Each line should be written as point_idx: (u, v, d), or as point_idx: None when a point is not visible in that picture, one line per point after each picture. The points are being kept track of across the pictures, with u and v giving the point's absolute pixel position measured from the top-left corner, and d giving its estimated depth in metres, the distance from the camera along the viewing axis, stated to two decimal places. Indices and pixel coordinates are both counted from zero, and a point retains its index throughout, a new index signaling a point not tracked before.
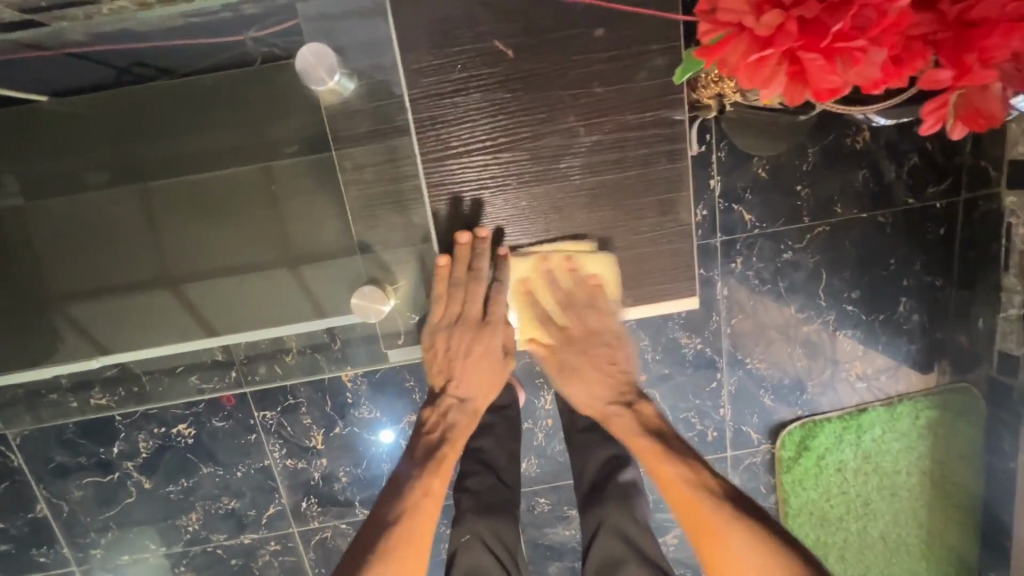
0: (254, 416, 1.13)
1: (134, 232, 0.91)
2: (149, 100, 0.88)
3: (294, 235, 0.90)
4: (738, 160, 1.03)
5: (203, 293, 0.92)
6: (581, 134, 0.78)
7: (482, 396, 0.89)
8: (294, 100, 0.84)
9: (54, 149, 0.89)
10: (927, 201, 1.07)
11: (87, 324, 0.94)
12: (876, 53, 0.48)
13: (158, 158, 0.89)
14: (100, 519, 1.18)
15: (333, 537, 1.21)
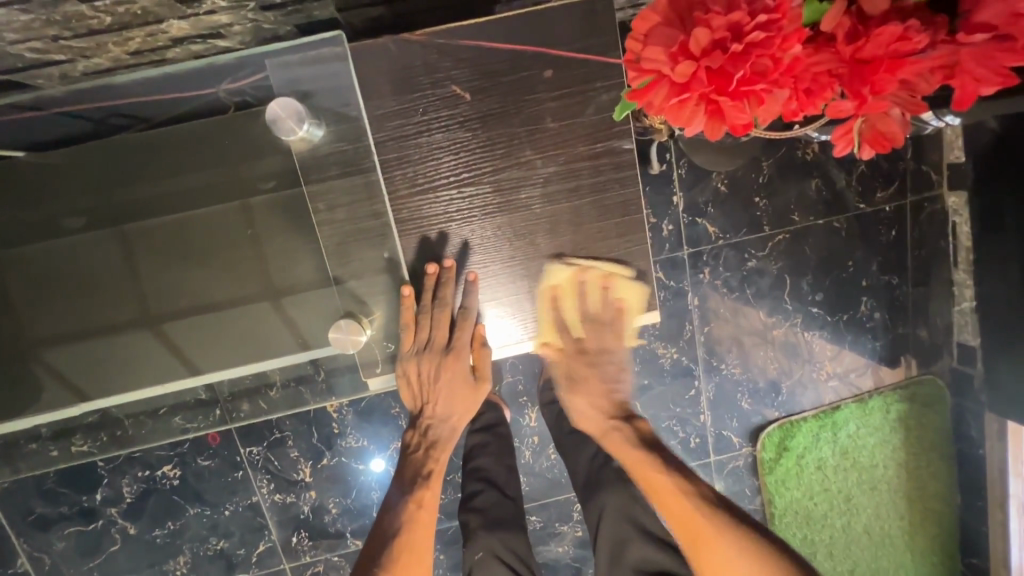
0: (240, 452, 1.13)
1: (112, 276, 0.92)
2: (121, 149, 0.89)
3: (270, 271, 0.91)
4: (698, 176, 1.08)
5: (182, 332, 0.93)
6: (538, 167, 0.82)
7: (457, 417, 0.90)
8: (262, 145, 0.87)
9: (31, 199, 0.90)
10: (877, 205, 1.14)
11: (65, 371, 0.94)
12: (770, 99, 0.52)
13: (132, 203, 0.90)
14: (83, 570, 1.15)
15: (326, 570, 1.20)
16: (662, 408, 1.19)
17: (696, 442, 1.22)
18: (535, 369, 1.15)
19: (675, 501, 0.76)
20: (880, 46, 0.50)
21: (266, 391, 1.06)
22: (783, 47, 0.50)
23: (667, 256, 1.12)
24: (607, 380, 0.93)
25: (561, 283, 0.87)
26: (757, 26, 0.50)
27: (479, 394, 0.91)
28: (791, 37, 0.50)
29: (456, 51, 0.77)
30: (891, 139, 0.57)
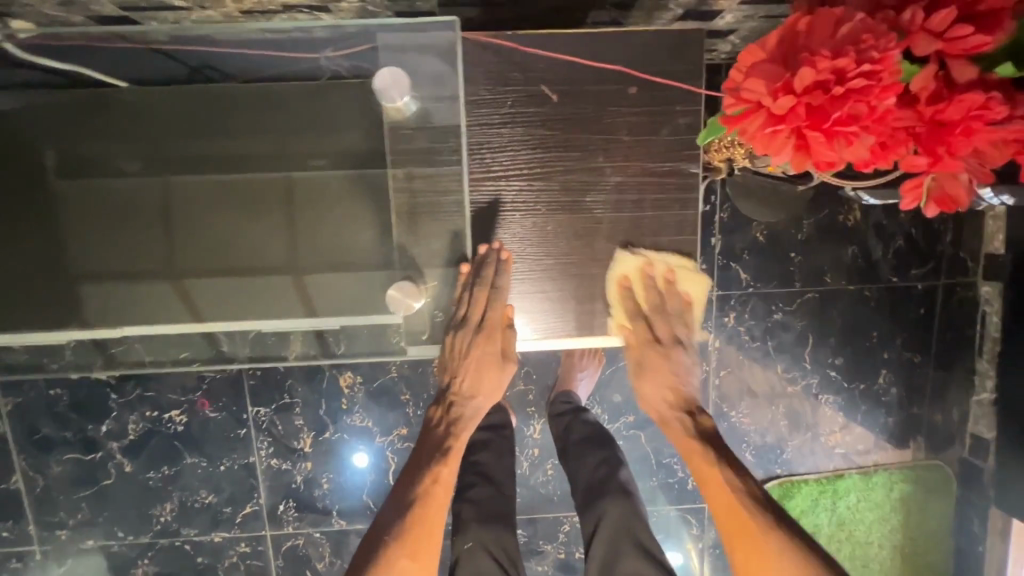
0: (248, 410, 1.14)
1: (150, 219, 0.95)
2: (191, 103, 0.93)
3: (303, 246, 0.94)
4: (739, 222, 1.11)
5: (202, 286, 0.95)
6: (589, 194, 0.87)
7: (483, 396, 0.91)
8: (339, 118, 0.91)
9: (97, 133, 0.94)
10: (911, 282, 1.15)
11: (80, 300, 0.96)
12: (849, 140, 0.55)
13: (188, 154, 0.94)
14: (73, 498, 1.16)
15: (305, 545, 1.20)
16: (665, 444, 1.19)
17: (693, 485, 1.21)
18: (548, 381, 1.16)
19: (713, 477, 0.80)
20: (953, 116, 0.53)
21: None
22: (880, 97, 0.52)
23: None
24: (481, 356, 0.90)
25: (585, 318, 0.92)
26: (860, 74, 0.52)
27: (506, 376, 0.91)
28: (889, 87, 0.52)
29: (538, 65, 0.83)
30: (954, 203, 0.60)
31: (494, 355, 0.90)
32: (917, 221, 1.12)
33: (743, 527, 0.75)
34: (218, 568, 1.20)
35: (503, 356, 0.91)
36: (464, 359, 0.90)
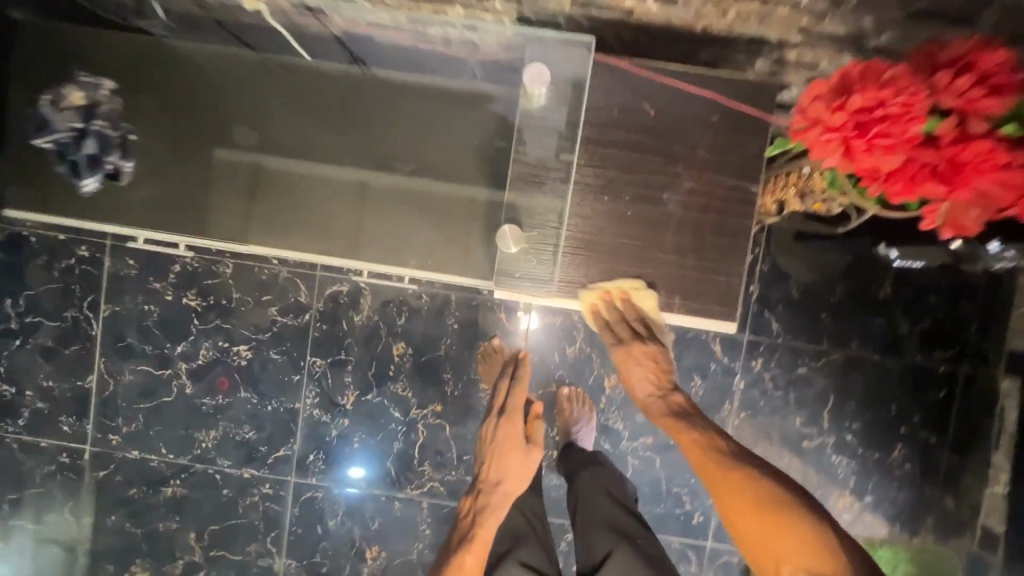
0: (306, 359, 1.26)
1: (249, 163, 1.11)
2: (326, 80, 1.10)
3: (366, 222, 1.09)
4: (778, 276, 1.21)
5: (270, 231, 1.11)
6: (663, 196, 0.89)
7: (509, 482, 0.99)
8: (445, 121, 1.08)
9: (242, 81, 1.11)
10: (934, 363, 1.21)
11: (167, 210, 1.11)
12: (906, 167, 0.59)
13: (306, 121, 1.11)
14: (132, 407, 1.27)
15: (323, 499, 1.28)
16: (678, 472, 1.25)
17: (699, 520, 1.25)
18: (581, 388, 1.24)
19: (718, 471, 0.76)
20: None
21: (360, 303, 1.24)
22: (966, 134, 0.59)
23: (729, 336, 1.22)
24: (503, 438, 1.02)
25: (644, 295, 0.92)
26: None
27: (529, 460, 1.01)
28: (982, 103, 0.54)
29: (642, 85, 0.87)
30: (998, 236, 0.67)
31: (518, 437, 1.02)
32: (944, 306, 1.20)
33: (776, 524, 0.69)
34: (239, 503, 1.28)
35: (525, 440, 1.03)
36: (491, 448, 1.03)
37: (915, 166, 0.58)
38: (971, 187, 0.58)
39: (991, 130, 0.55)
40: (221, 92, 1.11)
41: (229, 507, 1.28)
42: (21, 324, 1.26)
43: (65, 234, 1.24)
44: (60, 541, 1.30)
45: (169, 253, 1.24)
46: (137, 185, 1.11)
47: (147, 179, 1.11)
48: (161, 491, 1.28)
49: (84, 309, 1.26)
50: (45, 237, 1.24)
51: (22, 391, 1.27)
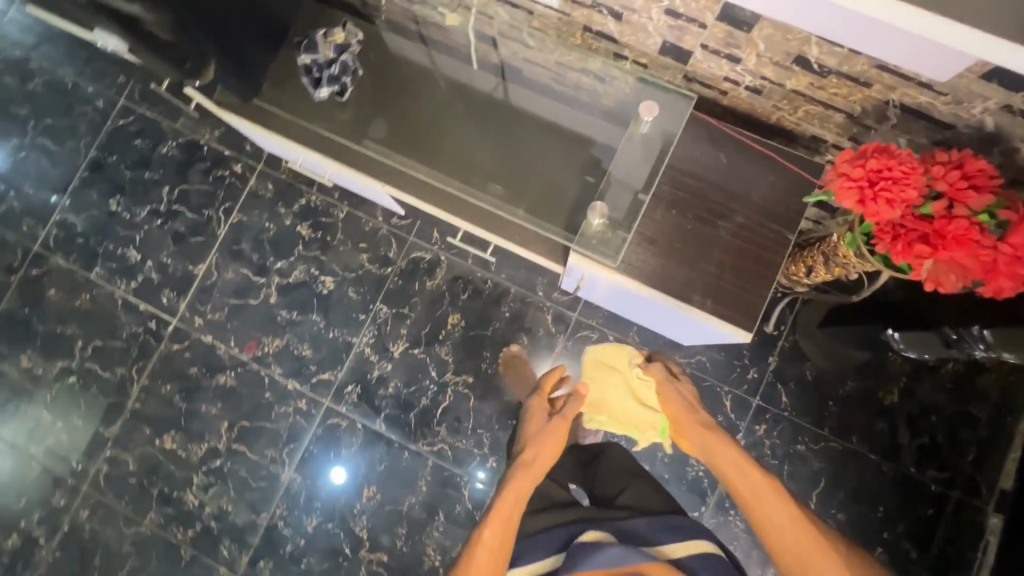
0: (375, 303, 1.46)
1: (393, 126, 1.20)
2: (486, 88, 1.24)
3: (475, 200, 1.13)
4: (797, 355, 1.35)
5: (382, 172, 1.13)
6: (721, 221, 0.92)
7: (540, 457, 0.99)
8: (570, 148, 1.19)
9: (417, 65, 1.24)
10: (926, 480, 1.29)
11: (297, 120, 1.14)
12: (904, 232, 0.72)
13: (456, 113, 1.23)
14: (222, 300, 1.49)
15: (345, 428, 1.42)
16: None
17: None
18: None
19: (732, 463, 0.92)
20: (1007, 248, 0.67)
21: (435, 271, 1.45)
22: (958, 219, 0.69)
23: (741, 395, 1.35)
24: (539, 415, 1.08)
25: (695, 305, 0.90)
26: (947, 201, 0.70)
27: (559, 431, 1.04)
28: (966, 194, 0.69)
29: (723, 134, 0.95)
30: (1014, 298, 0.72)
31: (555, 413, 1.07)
32: (945, 429, 1.30)
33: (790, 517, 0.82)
34: (274, 409, 1.44)
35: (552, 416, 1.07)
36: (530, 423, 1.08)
37: (911, 232, 0.72)
38: (954, 258, 0.71)
39: (971, 217, 0.69)
40: (405, 83, 1.24)
41: (265, 410, 1.44)
42: (168, 209, 1.54)
43: (230, 151, 1.54)
44: (118, 393, 1.48)
45: (301, 188, 1.51)
46: (298, 109, 1.15)
47: (311, 109, 1.16)
48: (216, 377, 1.46)
49: (218, 211, 1.53)
50: (215, 149, 1.55)
51: (146, 261, 1.53)
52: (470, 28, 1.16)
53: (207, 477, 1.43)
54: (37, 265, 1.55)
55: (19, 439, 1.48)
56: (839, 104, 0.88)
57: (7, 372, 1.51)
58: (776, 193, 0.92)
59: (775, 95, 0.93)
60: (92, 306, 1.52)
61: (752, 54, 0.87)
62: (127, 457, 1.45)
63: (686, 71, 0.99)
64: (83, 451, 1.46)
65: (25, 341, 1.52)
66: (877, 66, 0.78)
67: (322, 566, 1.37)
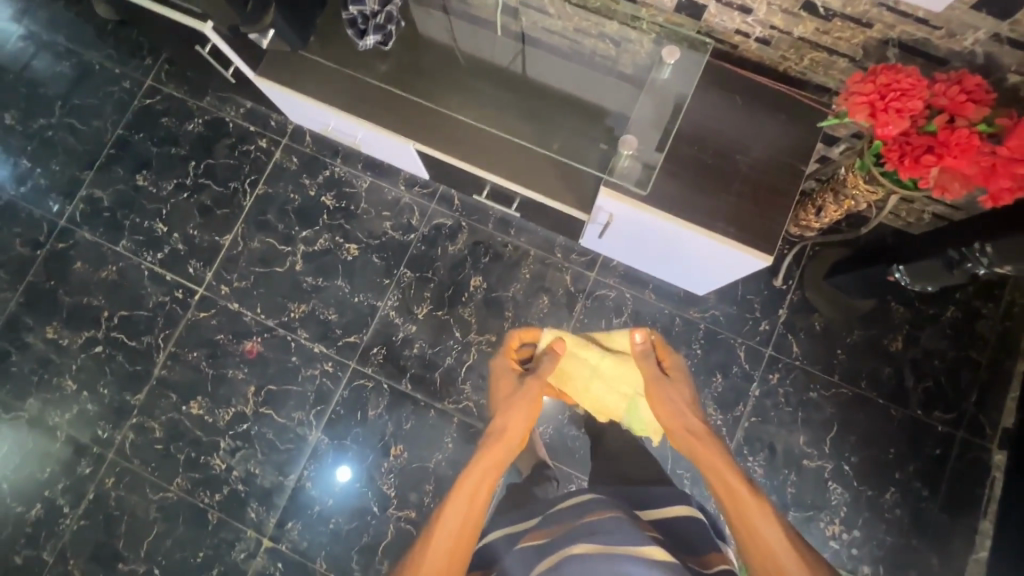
0: (399, 269, 1.51)
1: (426, 83, 1.23)
2: (515, 48, 1.26)
3: (504, 153, 1.18)
4: (805, 307, 1.41)
5: (415, 130, 1.18)
6: (737, 157, 1.00)
7: (512, 418, 0.94)
8: (598, 103, 1.22)
9: (447, 26, 1.27)
10: (933, 421, 1.35)
11: (332, 81, 1.19)
12: (911, 148, 0.80)
13: (486, 72, 1.26)
14: (249, 269, 1.53)
15: (371, 389, 1.45)
16: (685, 455, 1.38)
17: None
18: None
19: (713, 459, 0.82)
20: (1005, 151, 0.74)
21: (457, 236, 1.51)
22: (957, 132, 0.76)
23: (755, 346, 1.41)
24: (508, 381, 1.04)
25: (717, 233, 0.96)
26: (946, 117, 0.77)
27: (529, 392, 0.99)
28: (966, 107, 0.76)
29: (738, 83, 1.05)
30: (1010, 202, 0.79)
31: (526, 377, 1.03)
32: (948, 373, 1.36)
33: (757, 527, 0.71)
34: (301, 372, 1.47)
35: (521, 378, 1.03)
36: (500, 391, 1.03)
37: (917, 147, 0.79)
38: (958, 167, 0.78)
39: (970, 128, 0.77)
40: (437, 44, 1.27)
41: (292, 373, 1.47)
42: (194, 182, 1.59)
43: (255, 127, 1.60)
44: (144, 362, 1.50)
45: (325, 161, 1.57)
46: (338, 63, 1.20)
47: (351, 62, 1.20)
48: (242, 343, 1.49)
49: (243, 184, 1.57)
50: (240, 125, 1.60)
51: (172, 233, 1.56)
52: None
53: (234, 441, 1.44)
54: (64, 240, 1.58)
55: (43, 410, 1.49)
56: (843, 49, 0.96)
57: (32, 344, 1.52)
58: (787, 135, 1.01)
59: (783, 44, 1.01)
60: (119, 278, 1.55)
61: (763, 2, 0.95)
62: (153, 424, 1.47)
63: (700, 27, 1.07)
64: (109, 419, 1.47)
65: (50, 313, 1.54)
66: (879, 5, 0.86)
67: (350, 526, 1.39)
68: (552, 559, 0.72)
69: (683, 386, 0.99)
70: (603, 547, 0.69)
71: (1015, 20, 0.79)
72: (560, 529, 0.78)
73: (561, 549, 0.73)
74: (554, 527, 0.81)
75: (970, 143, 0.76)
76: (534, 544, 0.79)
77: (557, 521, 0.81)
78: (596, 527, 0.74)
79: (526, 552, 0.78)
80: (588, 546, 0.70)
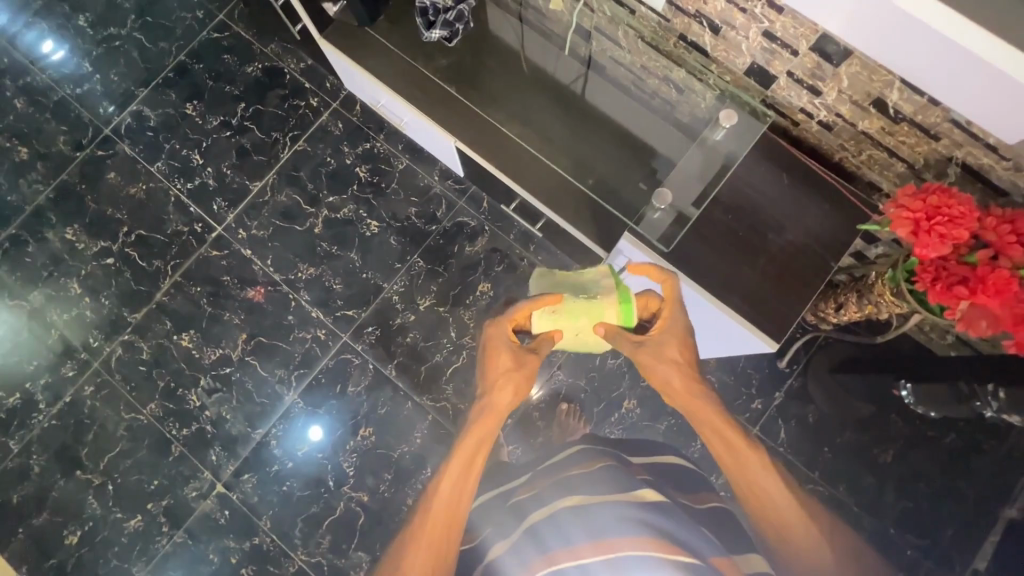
0: (413, 256, 1.51)
1: (485, 82, 1.23)
2: (580, 67, 1.24)
3: (543, 170, 1.17)
4: (803, 396, 1.38)
5: (465, 127, 1.19)
6: (770, 235, 0.98)
7: (500, 398, 0.91)
8: (647, 142, 1.20)
9: (518, 30, 1.26)
10: (904, 544, 1.30)
11: (395, 62, 1.20)
12: (945, 274, 0.78)
13: (545, 83, 1.25)
14: (270, 220, 1.55)
15: (356, 366, 1.46)
16: None
17: None
18: (601, 397, 1.42)
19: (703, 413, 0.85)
20: None
21: (477, 238, 1.50)
22: (996, 271, 0.73)
23: (742, 422, 1.38)
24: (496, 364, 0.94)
25: (727, 304, 0.95)
26: (989, 254, 0.75)
27: (521, 369, 0.92)
28: (1013, 248, 0.73)
29: (788, 161, 1.03)
30: None
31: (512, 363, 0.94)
32: (931, 501, 1.32)
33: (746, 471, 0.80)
34: (294, 332, 1.48)
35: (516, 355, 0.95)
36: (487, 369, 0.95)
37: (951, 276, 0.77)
38: (990, 306, 0.75)
39: (1013, 270, 0.73)
40: (504, 46, 1.26)
41: (285, 331, 1.48)
42: (239, 123, 1.61)
43: (310, 84, 1.61)
44: (149, 284, 1.53)
45: (368, 134, 1.58)
46: (401, 46, 1.20)
47: (414, 50, 1.20)
48: (245, 291, 1.51)
49: (286, 136, 1.59)
50: (296, 79, 1.62)
51: (206, 167, 1.59)
52: (573, 17, 1.20)
53: (214, 382, 1.46)
54: (104, 148, 1.61)
55: (44, 305, 1.52)
56: (904, 154, 0.94)
57: (50, 240, 1.56)
58: (824, 226, 0.99)
59: (845, 134, 0.99)
60: (146, 197, 1.58)
61: (833, 89, 0.92)
62: (142, 346, 1.49)
63: (765, 96, 1.05)
64: (103, 330, 1.50)
65: (75, 215, 1.57)
66: (950, 120, 0.83)
67: (302, 493, 1.40)
68: (534, 518, 0.82)
69: (676, 350, 0.90)
70: (591, 496, 0.80)
71: None
72: (547, 483, 0.90)
73: (548, 504, 0.83)
74: (539, 483, 0.92)
75: (1007, 285, 0.72)
76: (525, 495, 0.90)
77: (543, 477, 0.93)
78: (579, 481, 0.86)
79: (515, 505, 0.89)
80: (574, 500, 0.81)
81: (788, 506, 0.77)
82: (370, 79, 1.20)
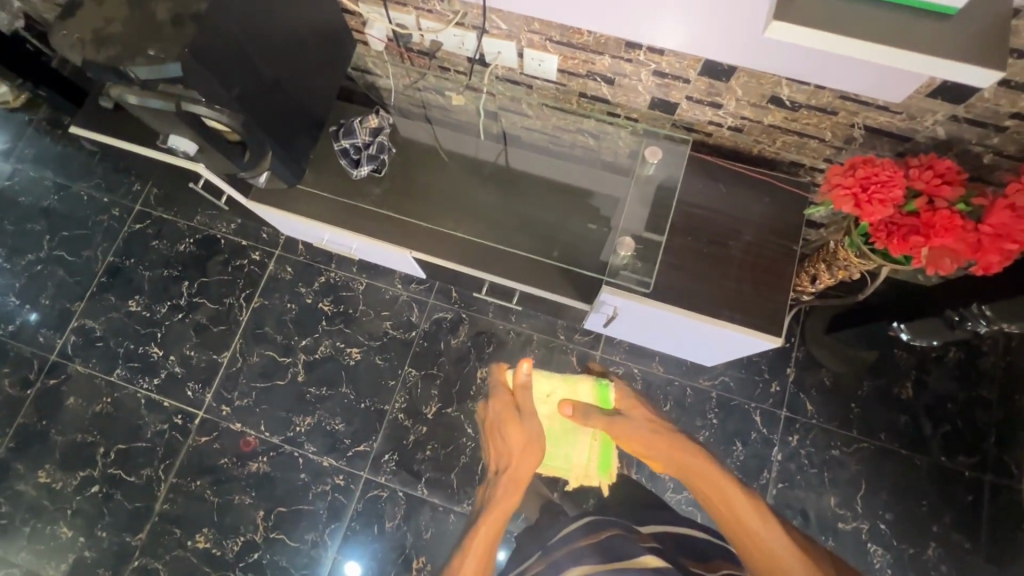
0: (403, 368, 1.49)
1: (417, 190, 1.26)
2: (498, 146, 1.31)
3: (501, 249, 1.19)
4: (811, 363, 1.42)
5: (414, 236, 1.20)
6: (731, 243, 1.04)
7: (512, 458, 1.05)
8: (586, 192, 1.25)
9: (430, 134, 1.32)
10: (958, 466, 1.33)
11: (325, 200, 1.21)
12: (897, 228, 0.83)
13: (472, 171, 1.30)
14: (250, 385, 1.50)
15: (386, 499, 1.40)
16: None
17: None
18: None
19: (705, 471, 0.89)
20: (988, 228, 0.78)
21: (458, 329, 1.51)
22: (939, 213, 0.80)
23: (769, 409, 1.40)
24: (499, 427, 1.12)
25: (725, 319, 0.99)
26: (923, 201, 0.82)
27: (524, 428, 1.08)
28: (942, 189, 0.80)
29: (716, 170, 1.10)
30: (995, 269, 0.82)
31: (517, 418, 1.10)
32: (963, 415, 1.37)
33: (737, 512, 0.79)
34: (311, 489, 1.41)
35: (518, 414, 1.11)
36: (497, 433, 1.11)
37: (903, 228, 0.83)
38: (947, 243, 0.81)
39: (950, 208, 0.81)
40: (423, 150, 1.30)
41: (302, 492, 1.41)
42: (188, 302, 1.57)
43: (247, 241, 1.61)
44: (144, 496, 1.43)
45: (319, 267, 1.58)
46: (330, 187, 1.22)
47: (344, 185, 1.23)
48: (247, 466, 1.44)
49: (239, 298, 1.57)
50: (231, 241, 1.61)
51: (168, 356, 1.54)
52: (478, 106, 1.27)
53: (246, 574, 1.36)
54: (55, 375, 1.53)
55: (36, 563, 1.39)
56: (812, 132, 1.02)
57: (24, 491, 1.45)
58: (773, 217, 1.06)
59: (755, 131, 1.07)
60: (114, 409, 1.50)
61: (732, 99, 1.01)
62: (157, 566, 1.38)
63: (673, 120, 1.13)
64: (109, 565, 1.39)
65: (42, 456, 1.47)
66: (840, 97, 0.92)
67: None
68: None
69: (639, 409, 1.06)
70: (594, 568, 0.75)
71: (970, 104, 0.85)
72: (556, 557, 0.84)
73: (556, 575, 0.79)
74: (550, 554, 0.87)
75: (951, 222, 0.79)
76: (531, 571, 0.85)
77: (554, 550, 0.88)
78: (586, 550, 0.81)
79: None
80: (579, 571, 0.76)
81: (785, 553, 0.72)
82: (302, 222, 1.19)
